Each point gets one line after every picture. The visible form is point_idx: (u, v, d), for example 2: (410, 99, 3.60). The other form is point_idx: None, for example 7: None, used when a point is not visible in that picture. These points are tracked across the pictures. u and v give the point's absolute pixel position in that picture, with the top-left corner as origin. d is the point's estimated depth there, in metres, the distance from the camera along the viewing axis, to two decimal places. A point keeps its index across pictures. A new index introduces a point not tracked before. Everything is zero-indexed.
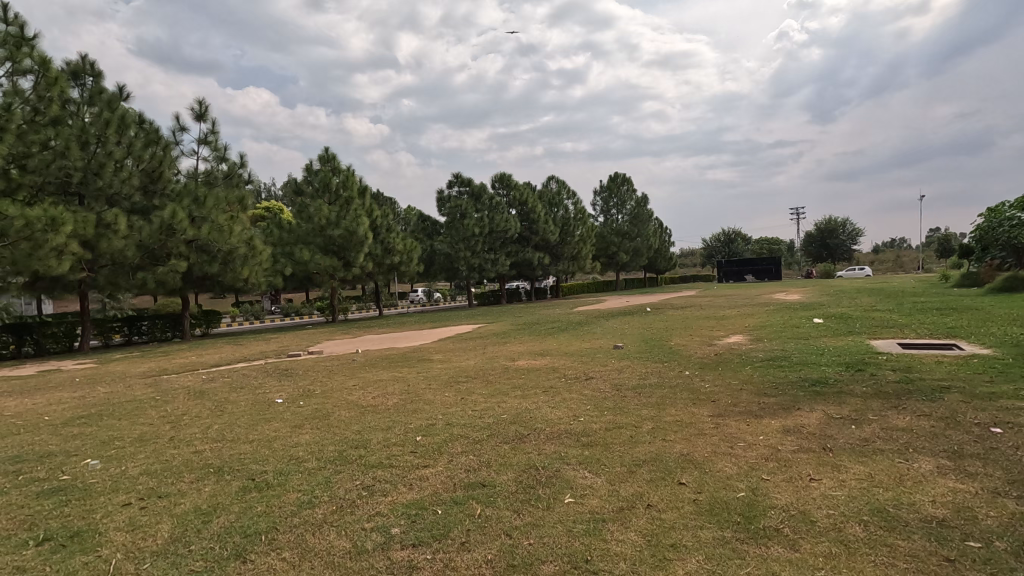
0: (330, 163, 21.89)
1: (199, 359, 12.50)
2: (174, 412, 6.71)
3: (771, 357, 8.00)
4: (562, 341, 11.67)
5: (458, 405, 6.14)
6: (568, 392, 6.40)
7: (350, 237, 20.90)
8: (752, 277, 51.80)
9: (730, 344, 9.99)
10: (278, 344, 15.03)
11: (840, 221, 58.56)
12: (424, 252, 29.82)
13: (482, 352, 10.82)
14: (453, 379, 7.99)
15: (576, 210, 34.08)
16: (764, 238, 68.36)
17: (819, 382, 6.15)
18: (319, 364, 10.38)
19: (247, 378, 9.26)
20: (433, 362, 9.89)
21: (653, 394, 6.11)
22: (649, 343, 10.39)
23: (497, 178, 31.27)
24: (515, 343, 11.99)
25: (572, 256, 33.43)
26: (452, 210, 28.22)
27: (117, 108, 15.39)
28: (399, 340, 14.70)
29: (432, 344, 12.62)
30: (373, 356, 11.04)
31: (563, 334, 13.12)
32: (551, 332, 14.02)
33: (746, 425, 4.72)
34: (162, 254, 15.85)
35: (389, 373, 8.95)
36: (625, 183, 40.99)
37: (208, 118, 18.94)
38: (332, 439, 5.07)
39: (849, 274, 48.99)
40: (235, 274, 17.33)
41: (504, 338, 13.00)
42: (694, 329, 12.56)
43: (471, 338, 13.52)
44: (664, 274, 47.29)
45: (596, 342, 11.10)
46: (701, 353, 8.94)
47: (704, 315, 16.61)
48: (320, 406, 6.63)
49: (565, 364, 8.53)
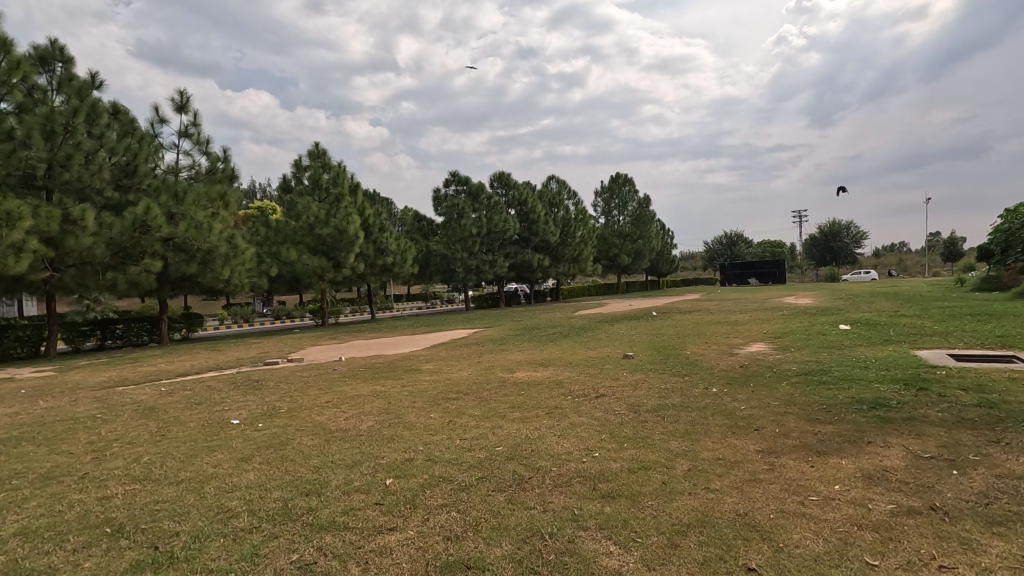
0: (320, 159, 20.86)
1: (167, 367, 11.42)
2: (107, 437, 5.62)
3: (807, 371, 6.96)
4: (566, 349, 10.61)
5: (443, 431, 5.08)
6: (576, 415, 5.34)
7: (340, 236, 19.85)
8: (755, 280, 50.73)
9: (755, 354, 8.93)
10: (258, 350, 13.95)
11: (844, 224, 57.65)
12: (420, 254, 28.74)
13: (477, 362, 9.76)
14: (442, 395, 6.92)
15: (577, 210, 33.06)
16: (766, 241, 67.40)
17: (881, 405, 5.10)
18: (295, 375, 9.29)
19: (211, 391, 8.18)
20: (422, 373, 8.81)
21: (680, 419, 5.04)
22: (664, 353, 9.32)
23: (496, 177, 30.25)
24: (513, 351, 10.91)
25: (573, 258, 32.39)
26: (448, 209, 27.24)
27: (87, 96, 14.35)
28: (388, 346, 13.62)
29: (423, 351, 11.55)
30: (356, 366, 9.99)
31: (566, 341, 12.08)
32: (553, 338, 12.94)
33: (810, 467, 3.66)
34: (135, 252, 14.79)
35: (370, 386, 7.90)
36: (626, 183, 40.02)
37: (189, 110, 17.93)
38: (280, 479, 4.00)
39: (855, 278, 47.93)
40: (215, 274, 16.25)
41: (501, 345, 11.94)
42: (709, 337, 11.51)
43: (465, 345, 12.45)
44: (666, 277, 46.24)
45: (604, 351, 10.02)
46: (724, 365, 7.89)
47: (715, 320, 15.54)
48: (279, 430, 5.55)
49: (571, 378, 7.46)
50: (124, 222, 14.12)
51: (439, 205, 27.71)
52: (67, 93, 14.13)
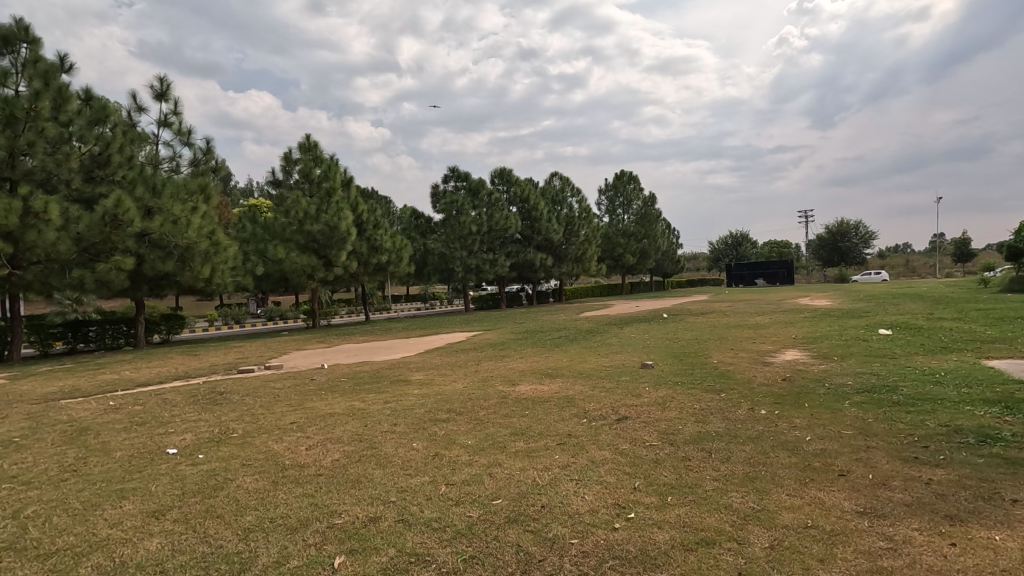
0: (311, 151, 19.71)
1: (131, 375, 10.28)
2: (5, 473, 4.45)
3: (868, 387, 5.79)
4: (575, 356, 9.44)
5: (425, 472, 3.92)
6: (595, 449, 4.18)
7: (331, 233, 18.71)
8: (762, 280, 49.58)
9: (794, 364, 7.75)
10: (237, 354, 12.81)
11: (853, 224, 56.46)
12: (417, 252, 27.51)
13: (474, 371, 8.59)
14: (430, 416, 5.74)
15: (580, 208, 31.91)
16: (773, 242, 66.14)
17: (993, 438, 3.93)
18: (266, 387, 8.12)
19: (163, 407, 7.01)
20: (410, 386, 7.65)
21: (733, 455, 3.88)
22: (688, 362, 8.14)
23: (496, 173, 29.14)
24: (515, 358, 9.76)
25: (576, 258, 31.22)
26: (447, 206, 26.12)
27: (53, 80, 13.25)
28: (378, 351, 12.47)
29: (415, 358, 10.40)
30: (337, 376, 8.84)
31: (573, 346, 10.94)
32: (558, 342, 11.77)
33: (955, 547, 2.50)
34: (105, 248, 13.67)
35: (348, 402, 6.74)
36: (631, 181, 38.90)
37: (170, 98, 16.86)
38: (188, 554, 2.85)
39: (864, 279, 46.82)
40: (194, 273, 15.13)
41: (501, 351, 10.78)
42: (733, 342, 10.33)
43: (462, 351, 11.28)
44: (671, 278, 45.08)
45: (618, 358, 8.86)
46: (763, 378, 6.72)
47: (734, 323, 14.36)
48: (220, 465, 4.39)
49: (585, 394, 6.28)
50: (92, 216, 12.99)
51: (438, 201, 26.58)
52: (31, 75, 13.03)
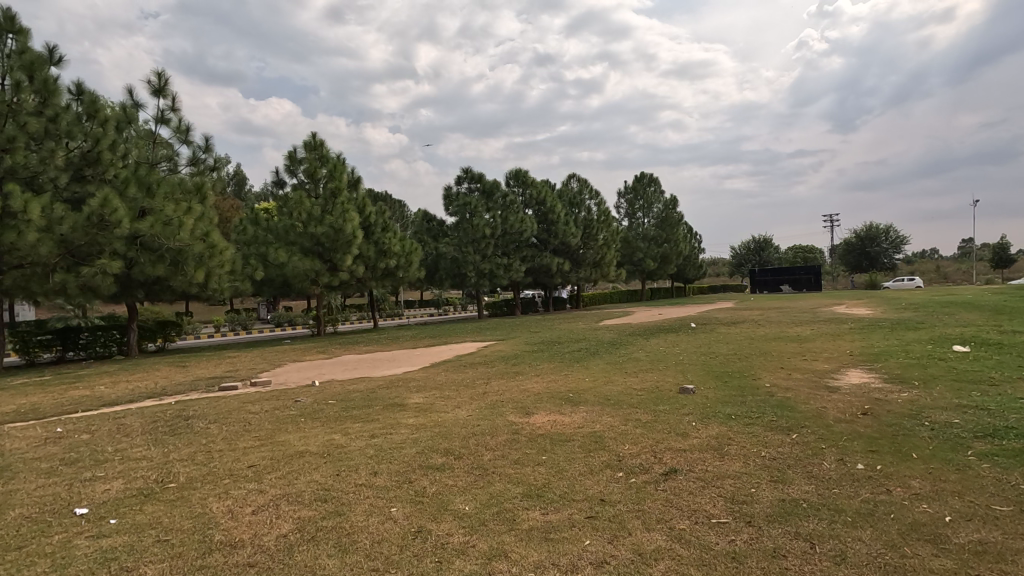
0: (317, 150, 18.75)
1: (105, 391, 9.26)
2: None
3: (986, 430, 4.46)
4: (599, 376, 8.20)
5: (399, 568, 2.75)
6: (641, 532, 2.98)
7: (336, 235, 17.70)
8: (787, 286, 47.78)
9: (867, 389, 6.43)
10: (227, 367, 11.77)
11: (883, 228, 54.29)
12: (429, 257, 26.40)
13: (483, 394, 7.39)
14: (422, 460, 4.55)
15: (598, 210, 30.62)
16: (797, 247, 64.04)
17: None
18: (241, 411, 6.99)
19: (112, 437, 5.90)
20: (405, 412, 6.47)
21: (851, 552, 2.63)
22: (735, 387, 6.84)
23: (511, 174, 28.02)
24: (530, 376, 8.57)
25: (595, 262, 29.92)
26: (459, 209, 25.04)
27: (38, 71, 12.47)
28: (380, 365, 11.33)
29: (418, 375, 9.23)
30: (326, 397, 7.70)
31: (595, 362, 9.72)
32: (578, 356, 10.56)
33: None
34: (92, 250, 12.77)
35: (328, 435, 5.59)
36: (651, 183, 37.58)
37: (168, 93, 16.03)
38: None
39: (897, 285, 44.79)
40: (188, 277, 14.18)
41: (514, 367, 9.59)
42: (780, 360, 9.02)
43: (471, 366, 10.11)
44: (693, 284, 43.57)
45: (650, 381, 7.59)
46: (837, 410, 5.43)
47: (772, 335, 13.00)
48: (127, 539, 3.24)
49: (616, 431, 5.03)
50: (77, 216, 12.09)
51: (450, 203, 25.50)
52: (14, 66, 12.26)
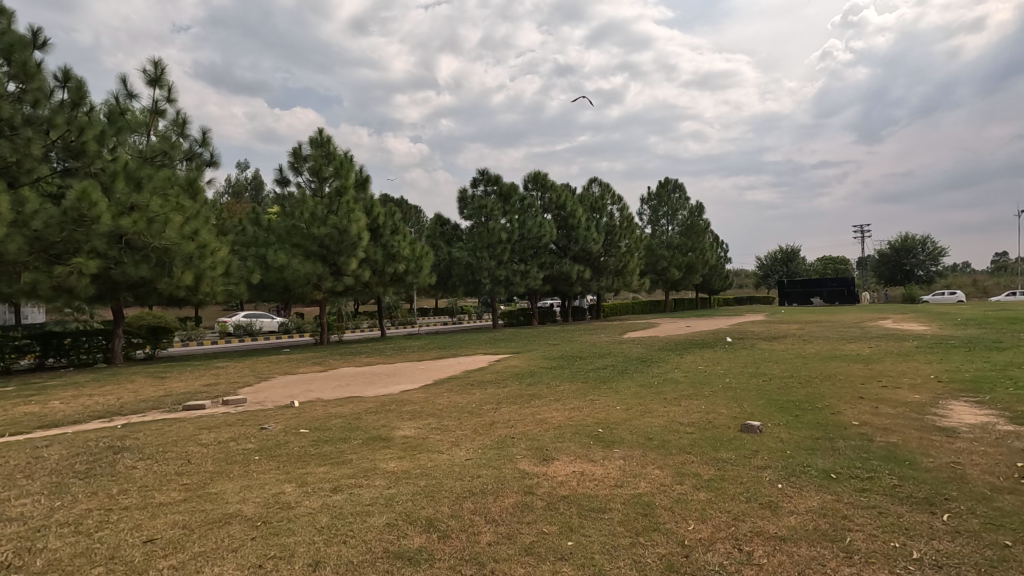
0: (323, 147, 17.65)
1: (55, 409, 7.99)
2: None
3: None
4: (633, 404, 6.69)
5: None
6: None
7: (340, 237, 16.51)
8: (819, 299, 45.52)
9: (999, 434, 4.82)
10: (207, 380, 10.51)
11: (920, 239, 51.68)
12: (441, 262, 25.08)
13: (489, 425, 5.91)
14: (392, 540, 3.13)
15: (621, 216, 29.09)
16: (827, 258, 61.56)
17: None
18: (190, 442, 5.64)
19: (9, 478, 4.57)
20: (387, 451, 5.03)
21: None
22: (814, 426, 5.28)
23: (530, 177, 26.72)
24: (548, 402, 7.07)
25: (617, 270, 28.38)
26: (475, 211, 23.75)
27: (18, 53, 11.50)
28: (376, 382, 9.91)
29: (415, 397, 7.77)
30: (297, 425, 6.33)
31: (624, 384, 8.23)
32: (604, 377, 9.06)
33: None
34: (68, 247, 11.66)
35: (279, 485, 4.19)
36: (676, 189, 35.98)
37: (165, 84, 15.06)
38: None
39: (937, 299, 42.26)
40: (175, 280, 13.02)
41: (528, 389, 8.09)
42: (852, 387, 7.39)
43: (479, 386, 8.64)
44: (718, 295, 41.75)
45: (698, 414, 6.08)
46: (981, 471, 3.87)
47: (825, 353, 11.33)
48: None
49: (671, 498, 3.55)
50: (52, 210, 11.00)
51: (465, 206, 24.18)
52: None
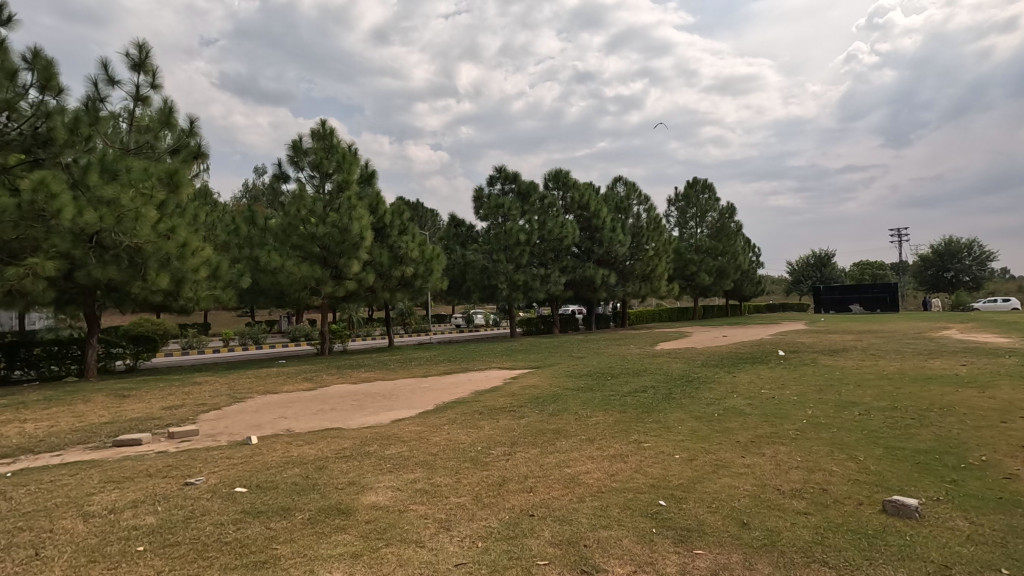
0: (324, 140, 16.19)
1: None
2: None
3: None
4: (696, 453, 4.86)
5: None
6: None
7: (341, 237, 14.96)
8: (858, 306, 42.75)
9: None
10: (172, 401, 8.90)
11: (965, 243, 48.40)
12: (455, 266, 23.43)
13: (499, 488, 4.12)
14: None
15: (648, 217, 27.16)
16: (863, 263, 58.45)
17: None
18: (71, 511, 3.93)
19: None
20: (336, 542, 3.27)
21: None
22: (1002, 506, 3.41)
23: (550, 175, 24.97)
24: (580, 446, 5.26)
25: (644, 275, 26.41)
26: (491, 211, 22.09)
27: None
28: (365, 406, 8.16)
29: (405, 434, 5.99)
30: (238, 478, 4.62)
31: (675, 418, 6.38)
32: (647, 405, 7.21)
33: None
34: (26, 245, 10.25)
35: None
36: (706, 189, 33.83)
37: (150, 69, 13.73)
38: None
39: (990, 307, 39.19)
40: (150, 284, 11.58)
41: (552, 423, 6.26)
42: (994, 427, 5.43)
43: (489, 416, 6.85)
44: (749, 301, 39.41)
45: (798, 474, 4.23)
46: None
47: (913, 373, 9.27)
48: None
49: None
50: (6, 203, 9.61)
51: (481, 206, 22.55)
52: None
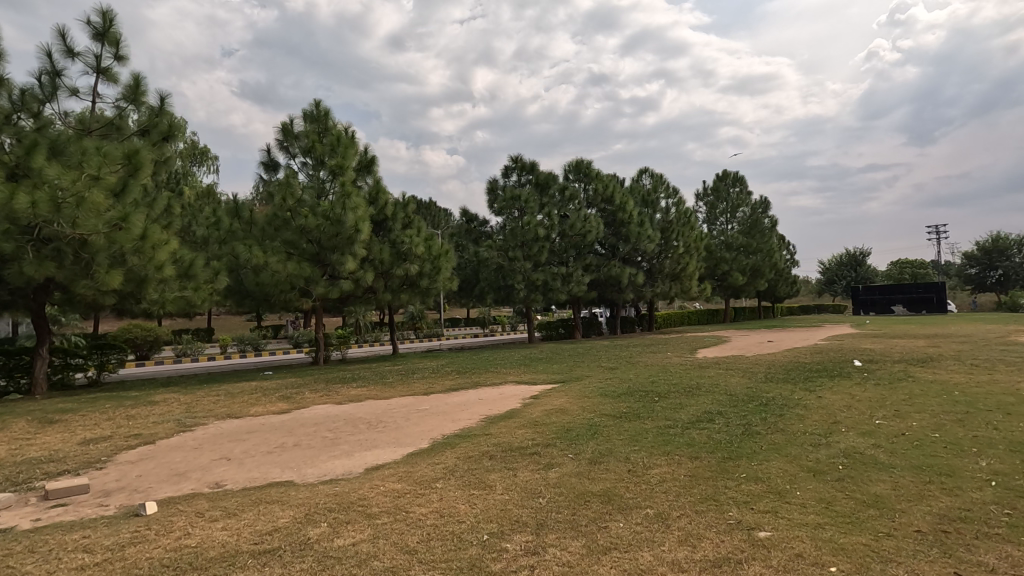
0: (318, 121, 14.34)
1: None
2: None
3: None
4: (866, 563, 2.76)
5: None
6: None
7: (334, 229, 13.06)
8: (900, 308, 39.79)
9: None
10: (101, 430, 6.95)
11: (1015, 239, 44.97)
12: (468, 265, 21.46)
13: None
14: None
15: (677, 211, 24.88)
16: (900, 262, 55.13)
17: None
18: None
19: None
20: None
21: None
22: None
23: (571, 165, 22.85)
24: (655, 537, 3.19)
25: (673, 274, 24.16)
26: (506, 204, 20.02)
27: None
28: (340, 442, 6.11)
29: (375, 503, 3.94)
30: None
31: (783, 474, 4.23)
32: (726, 447, 5.05)
33: None
34: None
35: None
36: (737, 183, 31.35)
37: (115, 39, 12.02)
38: None
39: None
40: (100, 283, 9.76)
41: (595, 482, 4.17)
42: None
43: (503, 465, 4.75)
44: (783, 302, 36.82)
45: None
46: None
47: None
48: None
49: None
50: None
51: (495, 199, 20.53)
52: None
